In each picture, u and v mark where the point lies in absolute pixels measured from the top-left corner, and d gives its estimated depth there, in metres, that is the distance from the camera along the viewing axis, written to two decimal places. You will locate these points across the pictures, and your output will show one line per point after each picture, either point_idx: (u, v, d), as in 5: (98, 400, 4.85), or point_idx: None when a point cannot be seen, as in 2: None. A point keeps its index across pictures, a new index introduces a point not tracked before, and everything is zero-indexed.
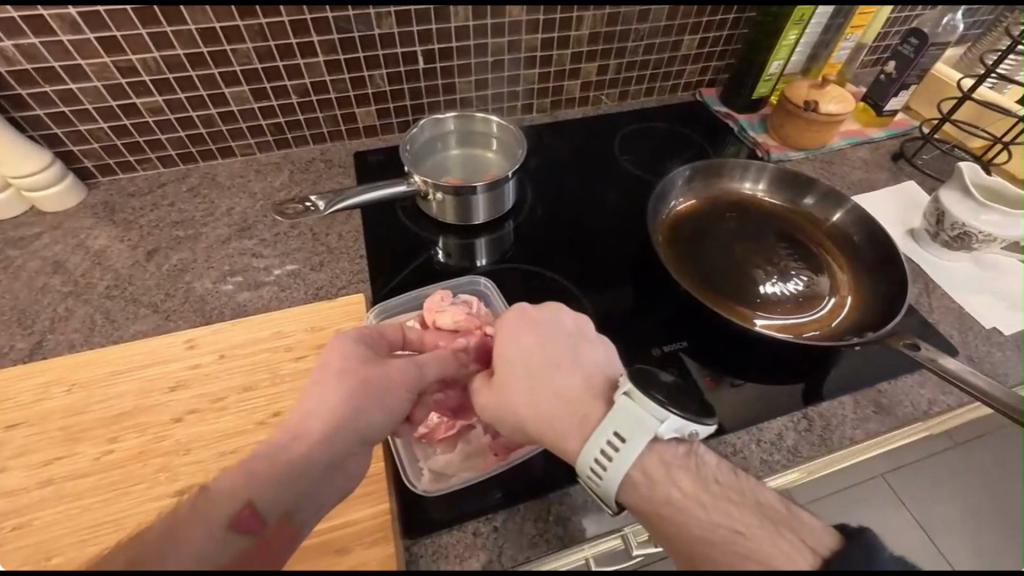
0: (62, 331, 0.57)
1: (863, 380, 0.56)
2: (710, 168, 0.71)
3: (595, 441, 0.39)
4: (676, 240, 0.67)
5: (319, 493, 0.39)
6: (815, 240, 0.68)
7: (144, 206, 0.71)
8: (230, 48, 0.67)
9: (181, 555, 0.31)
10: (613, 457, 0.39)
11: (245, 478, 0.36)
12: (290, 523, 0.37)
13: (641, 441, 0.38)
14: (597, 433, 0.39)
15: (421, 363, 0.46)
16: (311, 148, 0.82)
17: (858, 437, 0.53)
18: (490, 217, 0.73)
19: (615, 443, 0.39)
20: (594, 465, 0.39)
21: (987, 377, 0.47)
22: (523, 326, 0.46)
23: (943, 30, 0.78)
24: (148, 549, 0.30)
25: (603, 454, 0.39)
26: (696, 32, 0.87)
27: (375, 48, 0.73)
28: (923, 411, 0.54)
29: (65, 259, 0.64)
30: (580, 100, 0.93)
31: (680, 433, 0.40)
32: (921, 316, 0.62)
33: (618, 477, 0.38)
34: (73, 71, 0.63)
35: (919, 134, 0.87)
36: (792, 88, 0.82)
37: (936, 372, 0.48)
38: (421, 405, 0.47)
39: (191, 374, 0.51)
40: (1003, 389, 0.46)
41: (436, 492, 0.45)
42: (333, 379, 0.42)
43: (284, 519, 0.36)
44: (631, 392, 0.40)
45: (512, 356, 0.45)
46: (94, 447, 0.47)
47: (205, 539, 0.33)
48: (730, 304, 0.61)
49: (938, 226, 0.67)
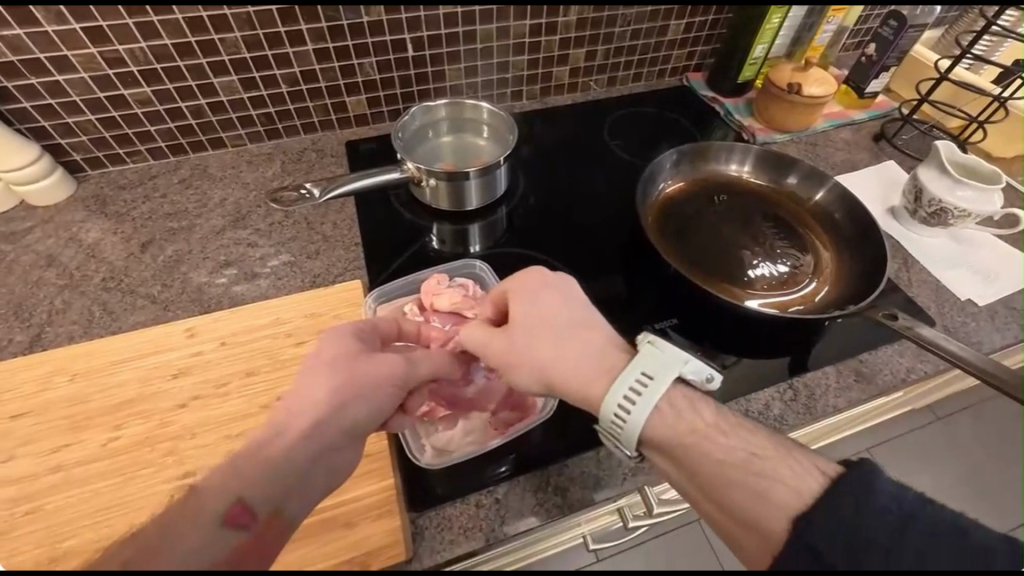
0: (61, 324, 0.57)
1: (844, 351, 0.58)
2: (696, 151, 0.73)
3: (622, 381, 0.41)
4: (665, 221, 0.68)
5: (313, 484, 0.39)
6: (799, 219, 0.70)
7: (136, 199, 0.71)
8: (218, 37, 0.67)
9: (177, 551, 0.31)
10: (640, 395, 0.40)
11: (237, 474, 0.36)
12: (282, 518, 0.37)
13: (669, 378, 0.40)
14: (624, 374, 0.41)
15: (412, 358, 0.46)
16: (302, 138, 0.82)
17: (841, 405, 0.55)
18: (482, 203, 0.74)
19: (644, 381, 0.40)
20: (622, 404, 0.40)
21: (962, 344, 0.49)
22: (546, 283, 0.47)
23: (921, 12, 0.80)
24: (146, 543, 0.30)
25: (631, 392, 0.40)
26: (682, 17, 0.88)
27: (364, 37, 0.74)
28: (902, 378, 0.57)
29: (59, 253, 0.64)
30: (569, 86, 0.94)
31: (698, 377, 0.42)
32: (900, 290, 0.65)
33: (641, 419, 0.40)
34: (59, 63, 0.62)
35: (899, 115, 0.89)
36: (776, 71, 0.84)
37: (914, 340, 0.50)
38: (415, 396, 0.46)
39: (193, 361, 0.52)
40: (976, 354, 0.48)
41: (439, 465, 0.46)
42: (323, 376, 0.42)
43: (276, 512, 0.37)
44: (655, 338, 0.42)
45: (536, 309, 0.46)
46: (100, 434, 0.47)
47: (198, 535, 0.33)
48: (717, 282, 0.63)
49: (917, 203, 0.70)
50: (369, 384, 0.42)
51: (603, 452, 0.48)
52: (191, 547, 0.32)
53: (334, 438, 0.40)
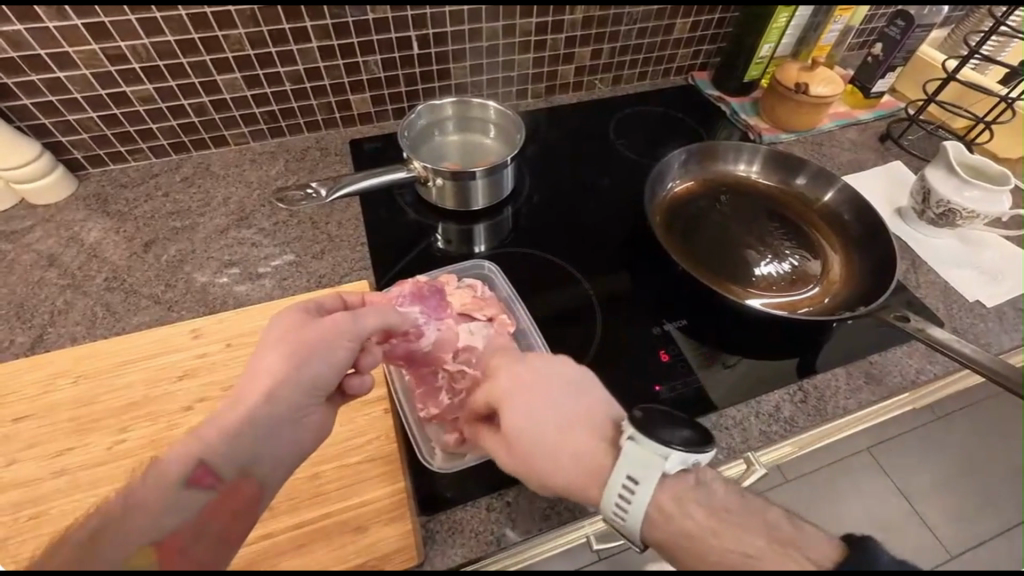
0: (63, 325, 0.56)
1: (854, 353, 0.58)
2: (703, 151, 0.72)
3: (611, 489, 0.38)
4: (673, 222, 0.68)
5: (279, 446, 0.40)
6: (808, 219, 0.70)
7: (137, 197, 0.70)
8: (221, 34, 0.66)
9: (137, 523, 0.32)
10: (631, 502, 0.37)
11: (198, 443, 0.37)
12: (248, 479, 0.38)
13: (653, 484, 0.37)
14: (610, 481, 0.38)
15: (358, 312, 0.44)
16: (305, 137, 0.81)
17: (851, 407, 0.55)
18: (488, 203, 0.73)
19: (630, 489, 0.37)
20: (616, 509, 0.38)
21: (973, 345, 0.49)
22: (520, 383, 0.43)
23: (929, 12, 0.79)
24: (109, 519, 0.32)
25: (621, 500, 0.37)
26: (688, 16, 0.88)
27: (369, 34, 0.73)
28: (911, 380, 0.57)
29: (60, 253, 0.63)
30: (574, 85, 0.93)
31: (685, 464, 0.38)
32: (909, 291, 0.65)
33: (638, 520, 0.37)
34: (60, 59, 0.61)
35: (905, 116, 0.89)
36: (783, 70, 0.83)
37: (925, 341, 0.50)
38: (366, 353, 0.46)
39: (199, 363, 0.51)
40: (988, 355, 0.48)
41: (450, 470, 0.46)
42: (271, 341, 0.41)
43: (243, 472, 0.38)
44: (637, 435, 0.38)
45: (519, 411, 0.42)
46: (104, 437, 0.47)
47: (162, 501, 0.34)
48: (727, 284, 0.62)
49: (925, 204, 0.69)
50: (320, 349, 0.42)
51: None
52: (155, 510, 0.33)
53: (293, 403, 0.40)
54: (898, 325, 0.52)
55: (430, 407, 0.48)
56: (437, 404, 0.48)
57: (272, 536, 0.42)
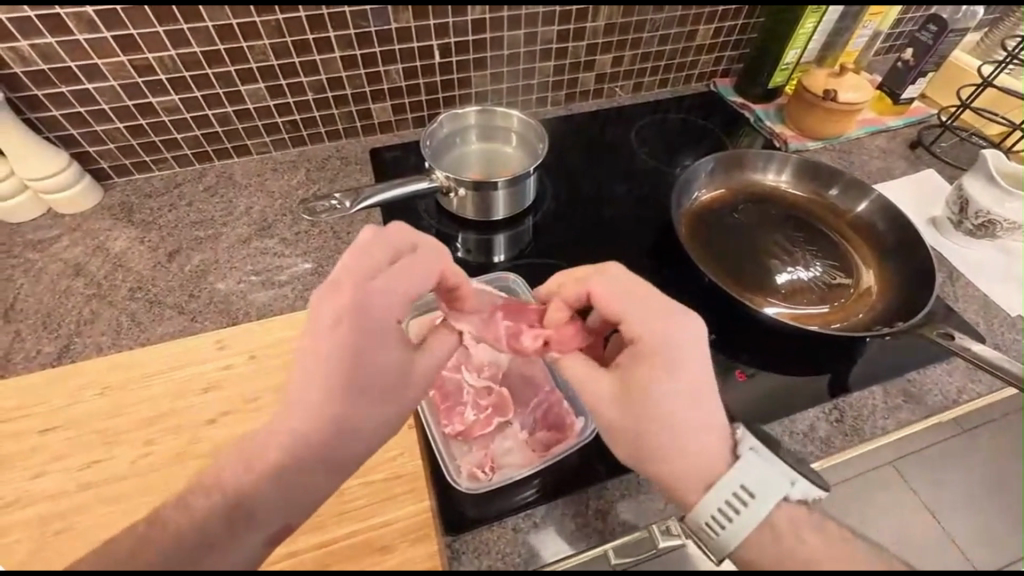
0: (89, 335, 0.56)
1: (892, 370, 0.56)
2: (730, 160, 0.71)
3: (718, 492, 0.39)
4: (700, 232, 0.66)
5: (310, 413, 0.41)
6: (839, 230, 0.68)
7: (162, 207, 0.71)
8: (247, 45, 0.66)
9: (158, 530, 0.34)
10: (739, 510, 0.38)
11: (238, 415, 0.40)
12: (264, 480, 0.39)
13: (769, 500, 0.38)
14: (721, 484, 0.39)
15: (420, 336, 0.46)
16: (326, 145, 0.81)
17: (890, 426, 0.52)
18: (510, 213, 0.73)
19: (744, 497, 0.38)
20: (717, 516, 0.38)
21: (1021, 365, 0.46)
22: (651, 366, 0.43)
23: (962, 16, 0.77)
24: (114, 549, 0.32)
25: (728, 506, 0.38)
26: (712, 22, 0.87)
27: (391, 43, 0.73)
28: (953, 399, 0.54)
29: (87, 262, 0.64)
30: (594, 92, 0.92)
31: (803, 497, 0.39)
32: (946, 304, 0.62)
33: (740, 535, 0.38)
34: (88, 71, 0.62)
35: (937, 122, 0.87)
36: (809, 77, 0.82)
37: (969, 359, 0.47)
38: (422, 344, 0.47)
39: (223, 375, 0.51)
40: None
41: (477, 489, 0.44)
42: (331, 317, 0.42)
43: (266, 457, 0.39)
44: (757, 447, 0.40)
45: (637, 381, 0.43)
46: (130, 450, 0.46)
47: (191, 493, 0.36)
48: (758, 297, 0.61)
49: (962, 214, 0.67)
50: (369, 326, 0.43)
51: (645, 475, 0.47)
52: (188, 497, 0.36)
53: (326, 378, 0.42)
54: (940, 342, 0.49)
55: (457, 421, 0.47)
56: (464, 419, 0.47)
57: (298, 553, 0.42)
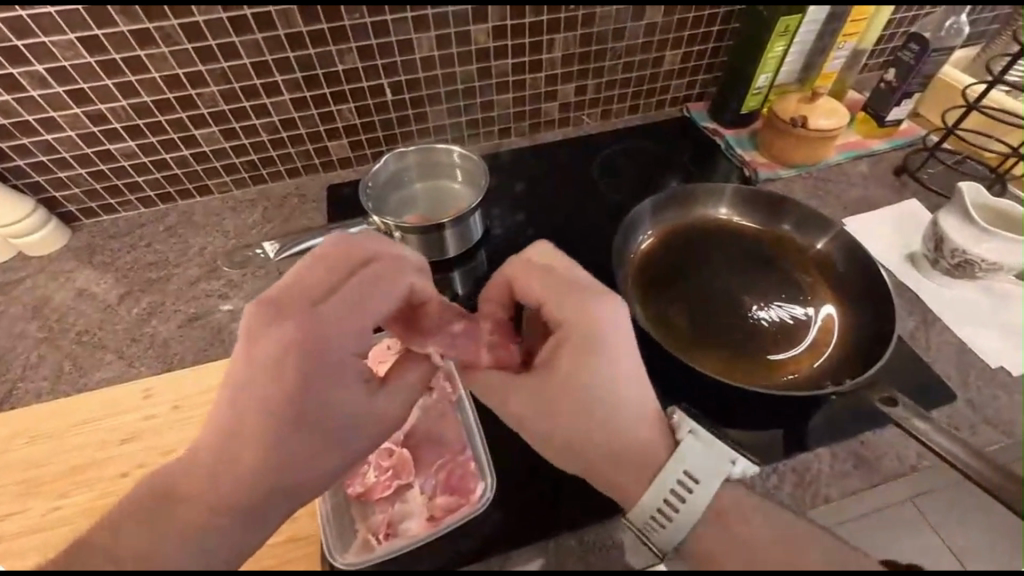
0: (33, 380, 0.58)
1: (844, 431, 0.51)
2: (681, 196, 0.68)
3: (662, 483, 0.40)
4: (647, 274, 0.63)
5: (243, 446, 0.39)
6: (799, 269, 0.63)
7: (122, 248, 0.73)
8: (195, 92, 0.68)
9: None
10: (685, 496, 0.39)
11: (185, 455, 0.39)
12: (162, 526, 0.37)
13: (714, 482, 0.39)
14: (664, 476, 0.40)
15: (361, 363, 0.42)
16: (286, 183, 0.82)
17: (834, 495, 0.48)
18: (460, 250, 0.72)
19: (688, 483, 0.39)
20: (663, 504, 0.40)
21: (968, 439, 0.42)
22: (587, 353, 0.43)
23: (946, 34, 0.72)
24: None
25: (672, 494, 0.39)
26: (679, 47, 0.84)
27: (341, 83, 0.73)
28: (910, 465, 0.49)
29: (45, 305, 0.66)
30: (559, 121, 0.90)
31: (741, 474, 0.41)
32: (916, 354, 0.57)
33: (686, 522, 0.39)
34: (46, 123, 0.65)
35: (926, 145, 0.80)
36: (780, 102, 0.77)
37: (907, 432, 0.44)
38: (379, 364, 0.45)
39: (144, 426, 0.52)
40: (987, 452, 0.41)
41: (358, 564, 0.42)
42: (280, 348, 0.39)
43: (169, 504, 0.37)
44: (696, 431, 0.41)
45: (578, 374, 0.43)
46: (47, 501, 0.48)
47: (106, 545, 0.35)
48: (702, 347, 0.57)
49: (938, 252, 0.62)
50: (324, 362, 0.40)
51: (552, 543, 0.44)
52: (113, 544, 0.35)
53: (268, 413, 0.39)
54: (881, 408, 0.46)
55: (355, 483, 0.47)
56: (363, 481, 0.47)
57: None
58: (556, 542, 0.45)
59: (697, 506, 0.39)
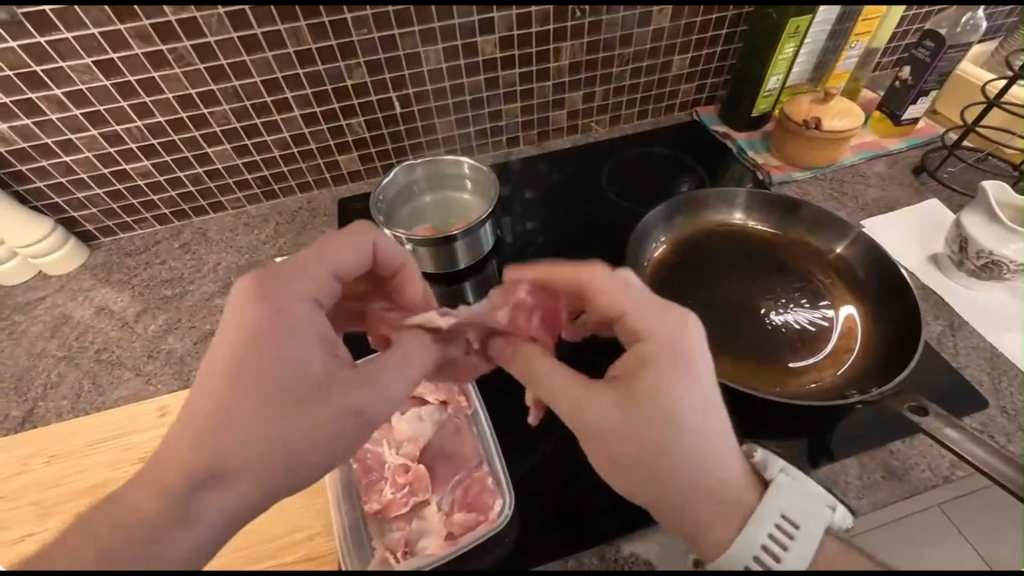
0: (53, 398, 0.59)
1: (871, 441, 0.49)
2: (692, 201, 0.67)
3: (757, 532, 0.38)
4: (661, 283, 0.62)
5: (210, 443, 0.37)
6: (818, 273, 0.62)
7: (138, 265, 0.74)
8: (208, 111, 0.69)
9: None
10: (787, 543, 0.37)
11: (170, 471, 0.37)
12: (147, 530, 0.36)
13: (816, 525, 0.38)
14: (757, 524, 0.38)
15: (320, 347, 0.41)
16: (298, 198, 0.83)
17: (863, 508, 0.46)
18: (471, 261, 0.71)
19: (788, 528, 0.38)
20: (763, 551, 0.37)
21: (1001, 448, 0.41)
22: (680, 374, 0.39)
23: (963, 30, 0.70)
24: None
25: (771, 540, 0.37)
26: (687, 51, 0.83)
27: (350, 98, 0.74)
28: (943, 476, 0.47)
29: (63, 323, 0.67)
30: (568, 129, 0.90)
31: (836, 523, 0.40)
32: (943, 360, 0.55)
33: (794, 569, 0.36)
34: (64, 145, 0.66)
35: (945, 144, 0.79)
36: (792, 103, 0.76)
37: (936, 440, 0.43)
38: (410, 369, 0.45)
39: (161, 443, 0.52)
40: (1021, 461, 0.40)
41: None
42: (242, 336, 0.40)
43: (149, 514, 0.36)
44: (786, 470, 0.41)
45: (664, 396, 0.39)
46: (67, 520, 0.48)
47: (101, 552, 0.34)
48: (721, 356, 0.56)
49: (962, 254, 0.60)
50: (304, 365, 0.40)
51: (573, 559, 0.44)
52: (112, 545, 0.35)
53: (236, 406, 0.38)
54: (910, 418, 0.45)
55: (372, 500, 0.46)
56: (379, 499, 0.47)
57: None
58: (576, 558, 0.45)
59: (803, 550, 0.37)
